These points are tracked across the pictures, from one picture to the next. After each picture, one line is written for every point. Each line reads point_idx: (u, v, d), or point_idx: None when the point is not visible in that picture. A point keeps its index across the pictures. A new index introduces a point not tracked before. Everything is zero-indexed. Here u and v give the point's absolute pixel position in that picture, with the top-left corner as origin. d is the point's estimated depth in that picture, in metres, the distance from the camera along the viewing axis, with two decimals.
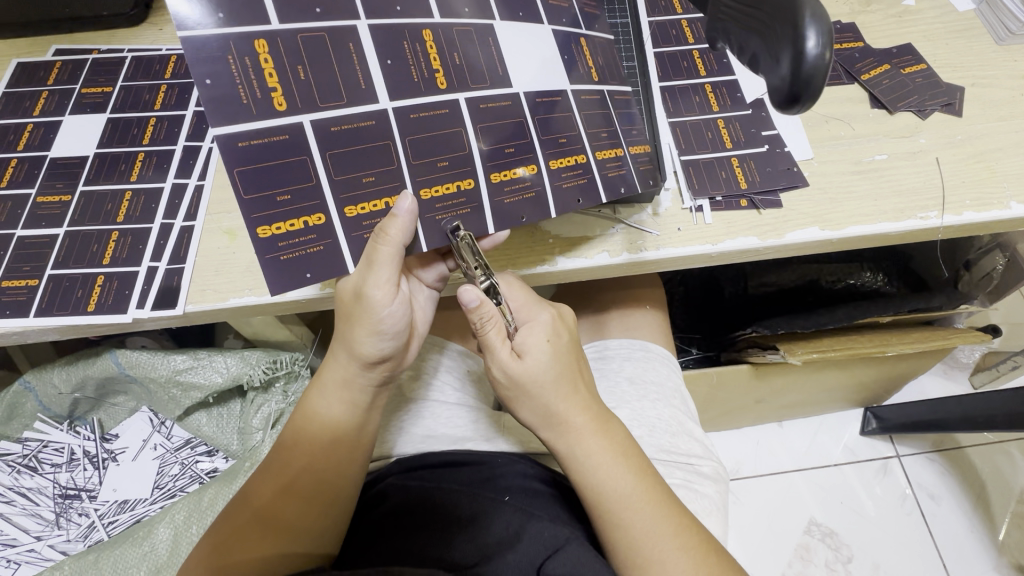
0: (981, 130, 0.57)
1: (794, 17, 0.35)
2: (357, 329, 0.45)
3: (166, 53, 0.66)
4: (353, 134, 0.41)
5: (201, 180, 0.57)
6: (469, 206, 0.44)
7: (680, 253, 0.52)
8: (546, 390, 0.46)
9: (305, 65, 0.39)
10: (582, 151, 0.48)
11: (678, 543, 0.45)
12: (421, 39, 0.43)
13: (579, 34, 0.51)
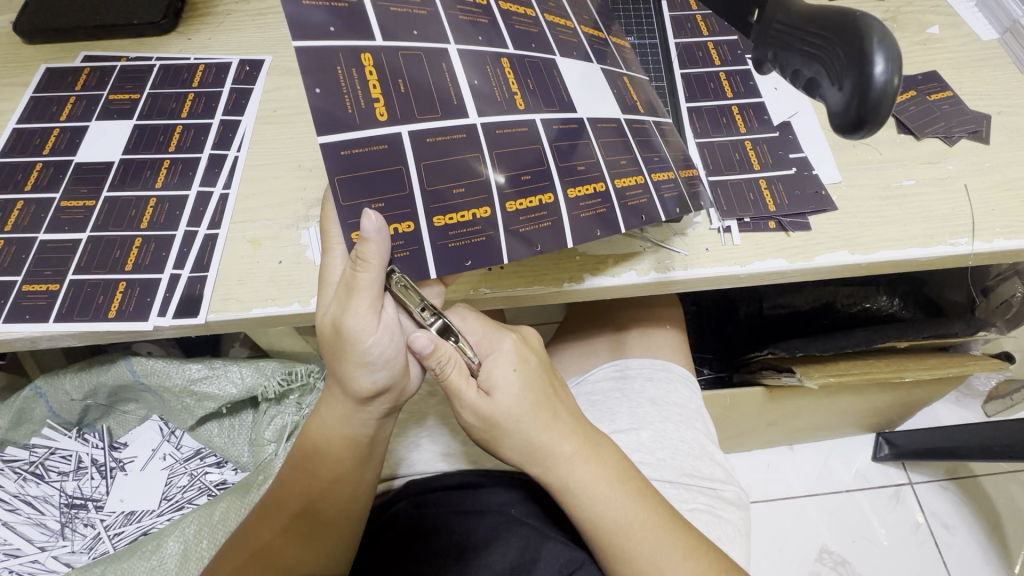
0: (1009, 158, 0.56)
1: (856, 39, 0.35)
2: (345, 364, 0.42)
3: (193, 62, 0.66)
4: (446, 146, 0.41)
5: (226, 189, 0.57)
6: (549, 224, 0.43)
7: (710, 272, 0.51)
8: (523, 427, 0.44)
9: (405, 80, 0.40)
10: (639, 172, 0.48)
11: (685, 568, 0.44)
12: (500, 69, 0.45)
13: (624, 74, 0.53)
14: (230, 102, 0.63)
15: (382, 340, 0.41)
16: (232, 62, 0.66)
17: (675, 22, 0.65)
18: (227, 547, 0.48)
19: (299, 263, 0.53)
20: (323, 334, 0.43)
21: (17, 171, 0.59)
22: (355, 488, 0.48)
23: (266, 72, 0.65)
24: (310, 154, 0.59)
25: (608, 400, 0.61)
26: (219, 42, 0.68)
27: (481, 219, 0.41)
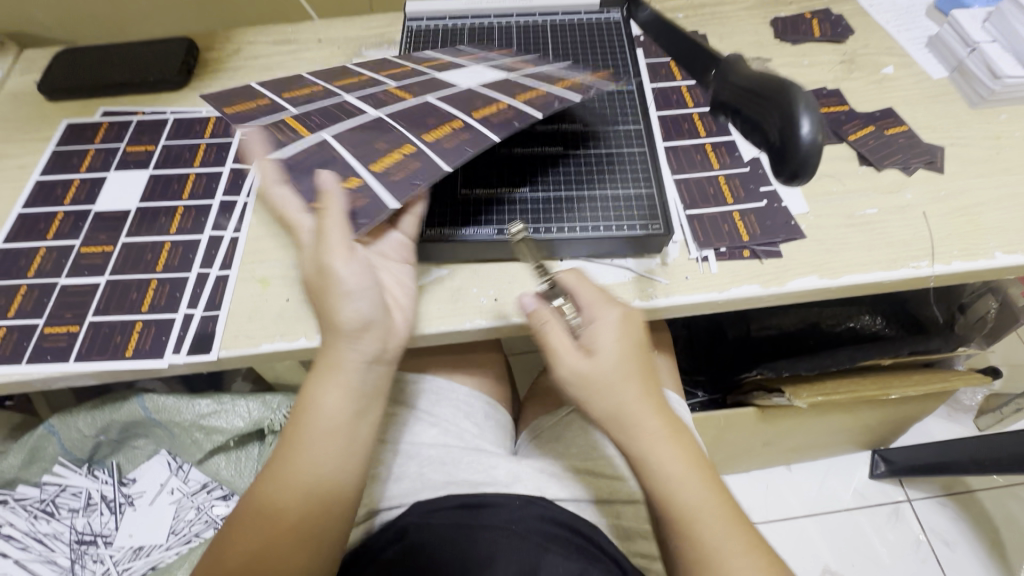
0: (963, 186, 0.61)
1: (787, 109, 0.41)
2: (330, 301, 0.45)
3: (205, 115, 0.72)
4: (363, 133, 0.51)
5: (236, 232, 0.61)
6: (426, 159, 0.50)
7: (689, 299, 0.55)
8: (609, 391, 0.46)
9: (326, 117, 0.52)
10: (567, 111, 0.56)
11: (747, 560, 0.45)
12: (423, 101, 0.56)
13: (535, 84, 0.59)
14: (240, 151, 0.68)
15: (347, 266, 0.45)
16: None
17: (649, 69, 0.70)
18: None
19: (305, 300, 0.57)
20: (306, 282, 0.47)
21: (40, 220, 0.63)
22: (351, 439, 0.46)
23: None
24: None
25: (601, 426, 0.65)
26: None
27: (389, 163, 0.49)
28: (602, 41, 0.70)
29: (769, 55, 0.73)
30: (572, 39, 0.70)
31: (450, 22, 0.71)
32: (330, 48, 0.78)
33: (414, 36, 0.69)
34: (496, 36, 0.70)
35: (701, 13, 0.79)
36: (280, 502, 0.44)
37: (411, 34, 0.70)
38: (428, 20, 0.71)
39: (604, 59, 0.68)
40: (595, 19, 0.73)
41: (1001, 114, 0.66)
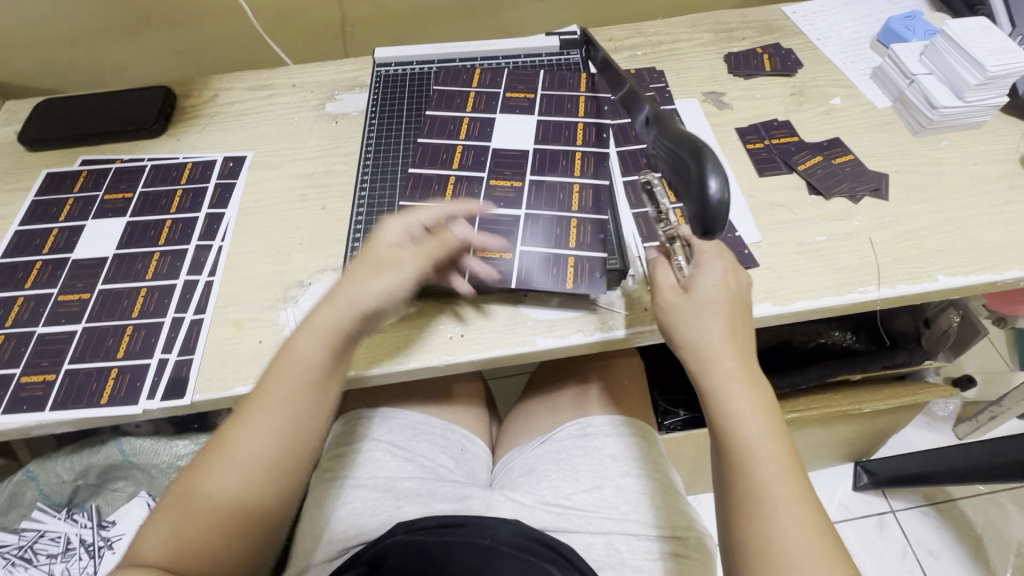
0: (906, 212, 0.64)
1: (699, 159, 0.42)
2: (368, 268, 0.54)
3: (182, 161, 0.74)
4: (430, 221, 0.60)
5: (211, 276, 0.63)
6: (584, 256, 0.58)
7: (648, 329, 0.57)
8: (699, 321, 0.50)
9: (411, 235, 0.60)
10: (530, 98, 0.70)
11: (797, 510, 0.42)
12: (518, 186, 0.63)
13: (577, 148, 0.65)
14: (215, 196, 0.70)
15: (400, 227, 0.56)
16: (217, 160, 0.74)
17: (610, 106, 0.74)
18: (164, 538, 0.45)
19: (277, 342, 0.58)
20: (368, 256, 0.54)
21: (18, 269, 0.65)
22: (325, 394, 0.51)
23: (248, 166, 0.73)
24: (288, 239, 0.66)
25: (572, 459, 0.65)
26: (205, 142, 0.76)
27: (506, 259, 0.58)
28: (563, 77, 0.72)
29: (723, 89, 0.77)
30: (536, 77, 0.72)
31: (419, 67, 0.77)
32: (304, 92, 0.81)
33: (381, 85, 0.75)
34: (467, 76, 0.73)
35: (659, 50, 0.82)
36: (253, 426, 0.48)
37: (380, 81, 0.76)
38: (397, 65, 0.78)
39: (579, 84, 0.71)
40: (556, 60, 0.76)
41: (942, 141, 0.70)
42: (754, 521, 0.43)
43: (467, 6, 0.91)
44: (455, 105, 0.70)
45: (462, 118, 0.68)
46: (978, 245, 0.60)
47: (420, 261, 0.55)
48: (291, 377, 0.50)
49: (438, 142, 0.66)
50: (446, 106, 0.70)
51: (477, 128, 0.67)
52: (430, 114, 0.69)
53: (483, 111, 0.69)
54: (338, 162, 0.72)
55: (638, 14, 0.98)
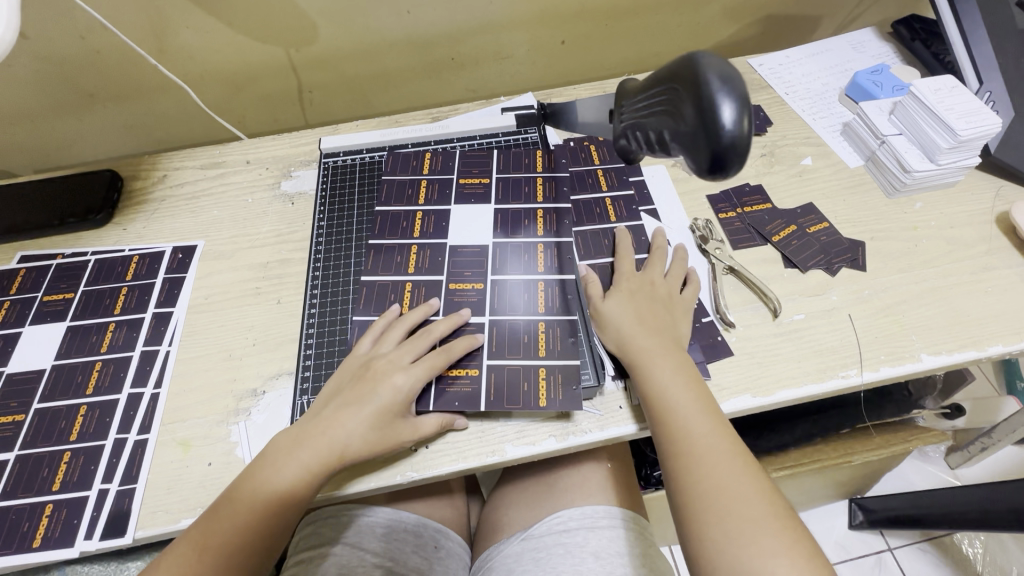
0: (885, 283, 0.62)
1: (737, 139, 0.38)
2: (359, 411, 0.52)
3: (128, 253, 0.69)
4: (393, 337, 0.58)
5: (157, 388, 0.59)
6: (555, 366, 0.55)
7: (624, 431, 0.54)
8: (649, 351, 0.55)
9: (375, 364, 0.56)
10: (487, 176, 0.70)
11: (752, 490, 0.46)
12: (480, 288, 0.61)
13: (538, 240, 0.64)
14: (163, 293, 0.66)
15: (406, 384, 0.53)
16: (165, 251, 0.69)
17: (576, 180, 0.71)
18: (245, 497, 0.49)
19: (228, 462, 0.54)
20: (364, 384, 0.54)
21: None
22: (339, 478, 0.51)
23: (198, 257, 0.69)
24: (241, 339, 0.62)
25: (552, 559, 0.61)
26: (153, 230, 0.72)
27: (473, 376, 0.55)
28: (517, 157, 0.71)
29: None
30: (491, 157, 0.72)
31: (368, 155, 0.75)
32: (258, 169, 0.77)
33: (330, 176, 0.74)
34: (417, 162, 0.72)
35: None
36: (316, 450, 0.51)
37: (328, 172, 0.74)
38: (346, 155, 0.76)
39: (535, 164, 0.70)
40: (513, 139, 0.76)
41: (916, 203, 0.68)
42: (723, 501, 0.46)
43: (429, 67, 0.89)
44: (405, 198, 0.68)
45: (415, 212, 0.67)
46: (961, 320, 0.58)
47: (418, 431, 0.52)
48: (278, 484, 0.50)
49: (391, 243, 0.65)
50: (397, 199, 0.68)
51: (431, 223, 0.66)
52: (380, 208, 0.68)
53: (436, 202, 0.68)
54: (294, 250, 0.69)
55: (605, 66, 0.97)
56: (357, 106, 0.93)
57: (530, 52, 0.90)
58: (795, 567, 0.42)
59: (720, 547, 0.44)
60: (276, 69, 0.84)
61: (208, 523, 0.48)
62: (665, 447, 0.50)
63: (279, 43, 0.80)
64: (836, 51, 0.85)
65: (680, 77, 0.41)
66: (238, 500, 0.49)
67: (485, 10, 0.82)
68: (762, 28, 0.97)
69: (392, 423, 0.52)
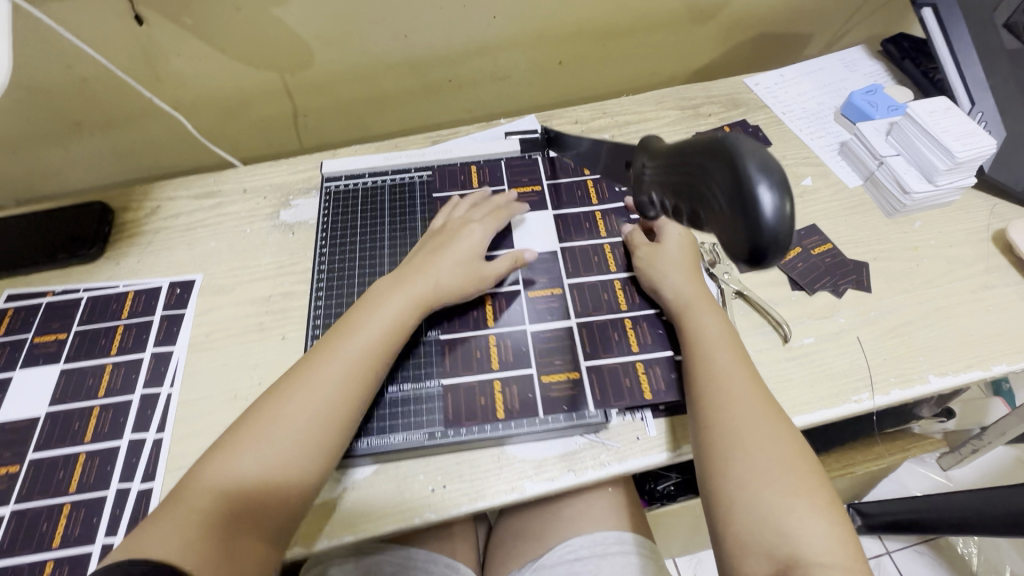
0: (890, 304, 0.63)
1: (777, 230, 0.32)
2: (442, 258, 0.60)
3: (122, 289, 0.67)
4: (463, 354, 0.59)
5: (159, 433, 0.57)
6: (651, 359, 0.58)
7: (642, 464, 0.54)
8: (695, 299, 0.55)
9: (451, 390, 0.57)
10: (537, 182, 0.72)
11: (776, 430, 0.45)
12: (559, 293, 0.63)
13: (604, 240, 0.67)
14: (161, 332, 0.64)
15: (482, 232, 0.63)
16: (162, 286, 0.67)
17: (567, 194, 0.71)
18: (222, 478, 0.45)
19: None
20: (443, 239, 0.62)
21: None
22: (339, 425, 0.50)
23: (197, 292, 0.67)
24: (245, 379, 0.60)
25: None
26: (148, 264, 0.69)
27: (492, 407, 0.55)
28: (563, 162, 0.74)
29: None
30: (539, 164, 0.74)
31: (368, 180, 0.74)
32: (255, 198, 0.75)
33: (333, 201, 0.72)
34: (465, 176, 0.74)
35: (626, 132, 0.80)
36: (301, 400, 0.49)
37: (329, 199, 0.73)
38: (347, 179, 0.74)
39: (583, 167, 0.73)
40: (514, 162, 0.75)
41: (915, 222, 0.69)
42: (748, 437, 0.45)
43: (426, 88, 0.88)
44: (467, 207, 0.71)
45: None
46: (966, 340, 0.59)
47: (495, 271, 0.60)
48: (265, 450, 0.47)
49: None
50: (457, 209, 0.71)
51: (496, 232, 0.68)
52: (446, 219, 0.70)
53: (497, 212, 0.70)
54: (297, 282, 0.67)
55: (601, 85, 0.97)
56: (353, 129, 0.92)
57: (527, 72, 0.90)
58: (815, 510, 0.41)
59: (742, 478, 0.43)
60: (271, 94, 0.82)
61: (190, 494, 0.45)
62: (698, 387, 0.49)
63: (273, 68, 0.79)
64: (829, 70, 0.87)
65: (709, 151, 0.35)
66: (238, 456, 0.46)
67: (483, 33, 0.81)
68: (755, 46, 0.99)
69: (472, 253, 0.61)
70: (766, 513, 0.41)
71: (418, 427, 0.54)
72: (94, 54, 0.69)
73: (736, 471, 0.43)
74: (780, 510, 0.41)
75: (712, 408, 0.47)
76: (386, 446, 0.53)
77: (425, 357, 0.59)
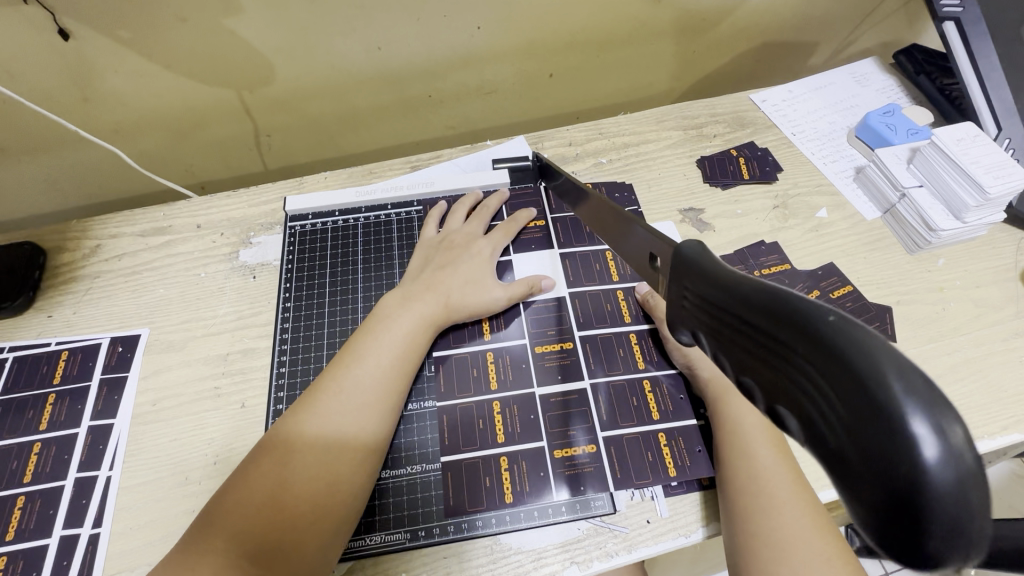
0: (916, 355, 0.57)
1: (960, 517, 0.17)
2: (451, 269, 0.56)
3: (54, 348, 0.58)
4: (465, 425, 0.51)
5: (95, 527, 0.49)
6: (674, 429, 0.51)
7: (656, 552, 0.46)
8: (729, 381, 0.49)
9: (452, 470, 0.49)
10: (541, 216, 0.64)
11: (829, 552, 0.39)
12: (571, 348, 0.55)
13: (616, 286, 0.59)
14: (99, 400, 0.55)
15: (490, 248, 0.59)
16: (101, 343, 0.59)
17: (571, 229, 0.63)
18: (248, 512, 0.40)
19: None
20: (446, 250, 0.58)
21: None
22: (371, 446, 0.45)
23: (142, 350, 0.58)
24: (197, 457, 0.52)
25: None
26: (84, 317, 0.61)
27: (495, 494, 0.48)
28: None
29: (701, 204, 0.69)
30: (542, 195, 0.66)
31: (340, 218, 0.66)
32: (211, 235, 0.66)
33: (298, 244, 0.64)
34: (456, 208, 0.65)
35: (625, 155, 0.73)
36: (331, 416, 0.44)
37: (294, 240, 0.65)
38: (314, 217, 0.66)
39: None
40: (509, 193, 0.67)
41: (939, 259, 0.64)
42: (796, 557, 0.38)
43: (404, 104, 0.79)
44: None
45: None
46: (1000, 397, 0.54)
47: (511, 292, 0.55)
48: (292, 476, 0.42)
49: None
50: None
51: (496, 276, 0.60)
52: None
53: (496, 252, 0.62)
54: (258, 337, 0.59)
55: (594, 97, 0.89)
56: (324, 147, 0.83)
57: (515, 86, 0.82)
58: None
59: None
60: (228, 113, 0.73)
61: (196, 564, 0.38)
62: (736, 488, 0.44)
63: (229, 86, 0.69)
64: (840, 85, 0.81)
65: (806, 332, 0.20)
66: (264, 485, 0.41)
67: (466, 45, 0.73)
68: (758, 55, 0.92)
69: (485, 271, 0.57)
70: None
71: (413, 522, 0.47)
72: (5, 88, 0.60)
73: None
74: None
75: (753, 518, 0.41)
76: (361, 550, 0.45)
77: (417, 429, 0.50)
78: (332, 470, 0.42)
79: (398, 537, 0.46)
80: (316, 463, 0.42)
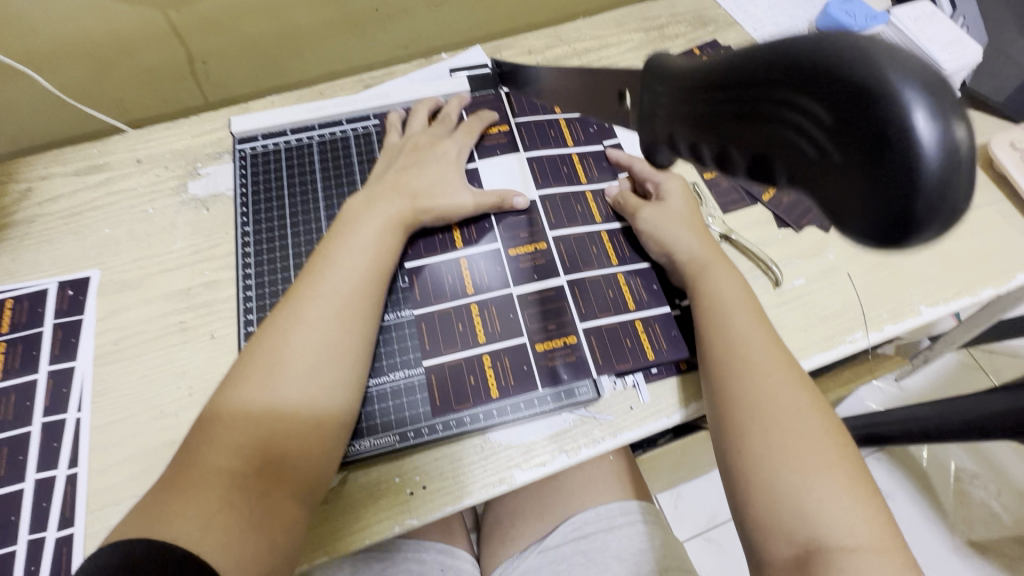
0: None
1: (949, 178, 0.18)
2: (417, 170, 0.54)
3: None
4: (444, 330, 0.50)
5: (72, 468, 0.47)
6: (650, 317, 0.52)
7: (640, 434, 0.48)
8: (701, 255, 0.50)
9: (435, 373, 0.49)
10: (505, 122, 0.62)
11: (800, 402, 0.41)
12: (546, 249, 0.54)
13: (584, 187, 0.58)
14: (56, 345, 0.52)
15: (455, 148, 0.57)
16: (49, 288, 0.55)
17: (536, 133, 0.61)
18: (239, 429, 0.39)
19: None
20: (409, 152, 0.56)
21: None
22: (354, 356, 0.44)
23: (94, 292, 0.55)
24: (170, 391, 0.50)
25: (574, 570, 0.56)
26: (25, 263, 0.56)
27: (480, 391, 0.48)
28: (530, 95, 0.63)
29: None
30: (504, 102, 0.64)
31: (293, 138, 0.62)
32: (154, 169, 0.62)
33: (251, 169, 0.60)
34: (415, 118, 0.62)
35: (587, 62, 0.71)
36: (307, 328, 0.43)
37: (246, 164, 0.61)
38: (265, 139, 0.62)
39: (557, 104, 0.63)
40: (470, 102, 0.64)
41: None
42: (771, 409, 0.41)
43: (350, 20, 0.74)
44: None
45: None
46: (954, 267, 0.57)
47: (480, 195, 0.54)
48: (279, 388, 0.41)
49: None
50: None
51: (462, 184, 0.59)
52: None
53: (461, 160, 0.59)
54: (219, 268, 0.56)
55: (552, 7, 0.85)
56: (268, 74, 0.77)
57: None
58: (835, 482, 0.38)
59: (759, 456, 0.39)
60: (155, 37, 0.67)
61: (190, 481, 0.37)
62: (712, 356, 0.45)
63: (152, 4, 0.63)
64: None
65: (786, 63, 0.21)
66: (251, 400, 0.40)
67: None
68: None
69: (452, 172, 0.55)
70: (787, 495, 0.37)
71: (400, 427, 0.47)
72: None
73: (755, 449, 0.40)
74: (801, 490, 0.37)
75: (730, 381, 0.43)
76: (354, 456, 0.45)
77: (397, 338, 0.50)
78: (319, 380, 0.42)
79: (388, 441, 0.46)
80: (303, 375, 0.41)
